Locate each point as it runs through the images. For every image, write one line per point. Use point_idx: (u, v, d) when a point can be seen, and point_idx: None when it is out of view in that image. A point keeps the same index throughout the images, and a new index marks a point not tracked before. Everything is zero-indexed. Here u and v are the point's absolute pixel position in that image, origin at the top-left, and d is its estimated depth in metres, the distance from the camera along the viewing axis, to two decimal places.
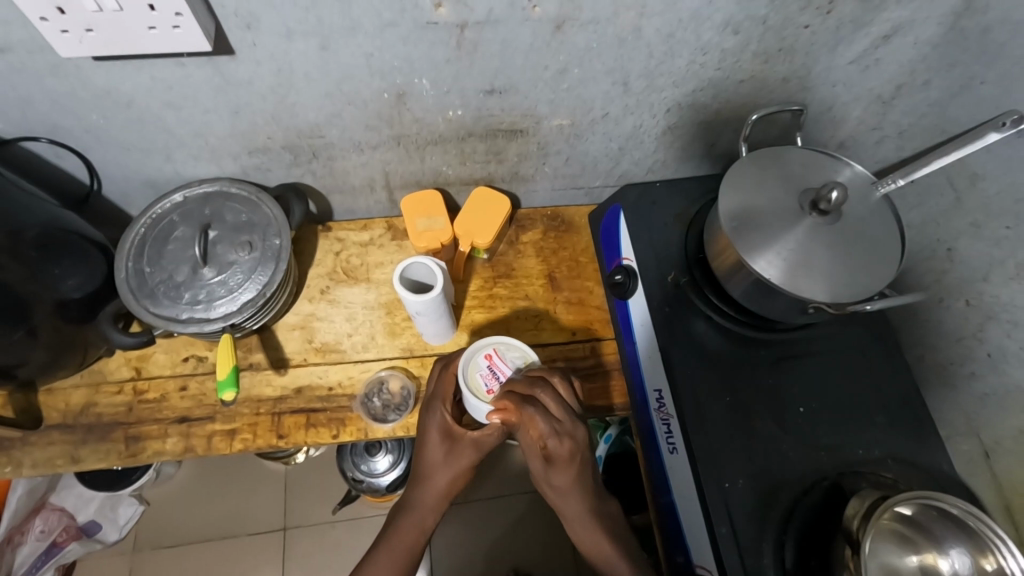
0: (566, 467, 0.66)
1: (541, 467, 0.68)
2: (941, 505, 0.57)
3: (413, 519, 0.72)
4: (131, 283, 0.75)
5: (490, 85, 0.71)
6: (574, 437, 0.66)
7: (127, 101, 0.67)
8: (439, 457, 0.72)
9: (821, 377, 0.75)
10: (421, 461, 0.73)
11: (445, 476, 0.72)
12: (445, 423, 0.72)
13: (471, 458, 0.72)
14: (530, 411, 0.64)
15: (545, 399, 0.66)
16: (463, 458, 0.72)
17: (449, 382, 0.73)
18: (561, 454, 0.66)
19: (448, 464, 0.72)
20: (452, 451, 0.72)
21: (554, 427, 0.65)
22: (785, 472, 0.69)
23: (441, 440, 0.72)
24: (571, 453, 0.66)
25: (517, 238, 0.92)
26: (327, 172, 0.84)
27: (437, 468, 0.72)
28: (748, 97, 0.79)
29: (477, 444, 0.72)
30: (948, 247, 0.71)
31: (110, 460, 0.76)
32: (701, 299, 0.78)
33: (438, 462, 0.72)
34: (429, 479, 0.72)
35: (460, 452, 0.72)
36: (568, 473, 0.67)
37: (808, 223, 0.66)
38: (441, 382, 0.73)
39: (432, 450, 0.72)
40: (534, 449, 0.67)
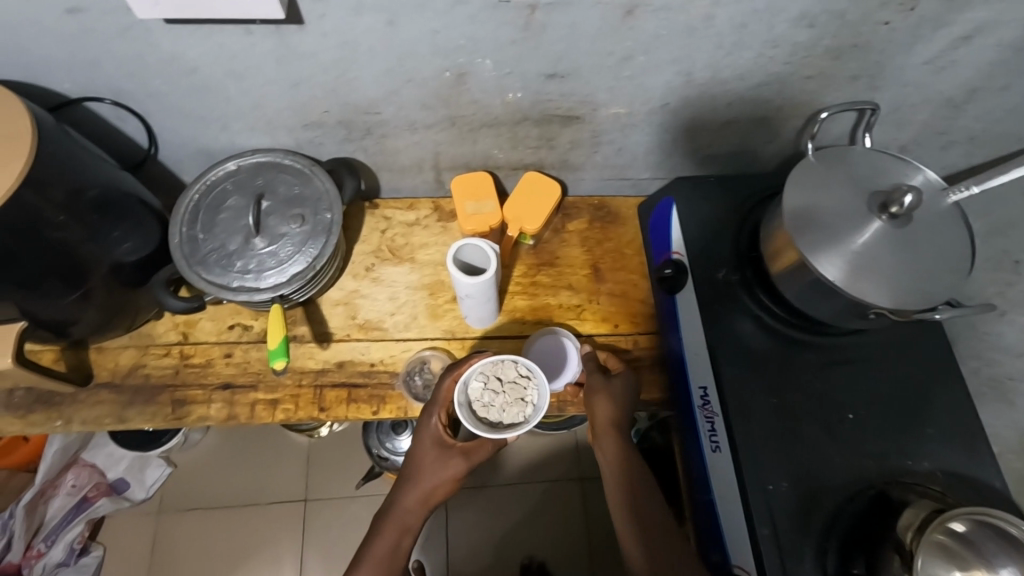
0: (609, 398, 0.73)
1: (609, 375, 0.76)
2: (996, 522, 0.57)
3: (401, 519, 0.72)
4: (184, 249, 0.76)
5: (552, 69, 0.70)
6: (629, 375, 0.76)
7: (192, 68, 0.68)
8: (429, 459, 0.72)
9: (870, 385, 0.73)
10: (410, 464, 0.73)
11: (432, 481, 0.72)
12: (439, 430, 0.73)
13: (459, 472, 0.72)
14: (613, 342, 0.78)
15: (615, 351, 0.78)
16: (451, 467, 0.72)
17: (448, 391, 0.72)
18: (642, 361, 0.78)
19: (437, 470, 0.72)
20: (442, 460, 0.72)
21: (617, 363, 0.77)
22: (830, 478, 0.69)
23: (435, 446, 0.72)
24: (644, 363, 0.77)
25: (562, 227, 0.92)
26: (379, 149, 0.84)
27: (427, 473, 0.72)
28: (813, 94, 0.77)
29: (468, 460, 0.72)
30: (1015, 259, 0.69)
31: (156, 421, 0.78)
32: (750, 298, 0.77)
33: (427, 464, 0.72)
34: (417, 481, 0.72)
35: (452, 461, 0.71)
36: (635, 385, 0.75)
37: (876, 225, 0.64)
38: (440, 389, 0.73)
39: (424, 453, 0.72)
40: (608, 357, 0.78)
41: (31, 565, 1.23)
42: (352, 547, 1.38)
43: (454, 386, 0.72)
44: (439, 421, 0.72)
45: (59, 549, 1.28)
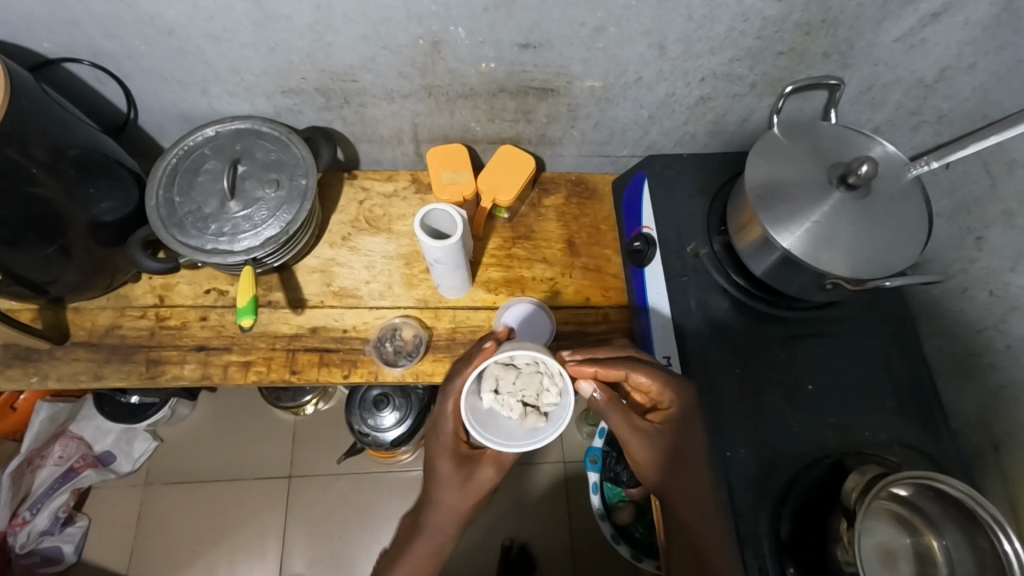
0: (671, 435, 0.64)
1: (644, 446, 0.63)
2: (941, 486, 0.57)
3: (430, 543, 0.72)
4: (161, 212, 0.77)
5: (525, 38, 0.71)
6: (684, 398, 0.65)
7: (169, 29, 0.69)
8: (454, 485, 0.69)
9: (833, 359, 0.74)
10: (432, 484, 0.70)
11: (460, 498, 0.69)
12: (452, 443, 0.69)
13: (492, 480, 0.68)
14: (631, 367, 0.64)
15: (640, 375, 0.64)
16: (477, 480, 0.68)
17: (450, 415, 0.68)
18: (683, 402, 0.64)
19: (464, 491, 0.69)
20: (469, 477, 0.69)
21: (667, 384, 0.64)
22: (788, 448, 0.70)
23: (457, 465, 0.69)
24: (688, 412, 0.64)
25: (539, 202, 0.93)
26: (358, 118, 0.85)
27: (451, 495, 0.69)
28: (786, 71, 0.77)
29: (497, 464, 0.68)
30: (977, 235, 0.70)
31: (131, 380, 0.79)
32: (720, 273, 0.78)
33: (450, 484, 0.69)
34: (440, 504, 0.70)
35: (479, 480, 0.68)
36: (685, 448, 0.64)
37: (836, 197, 0.65)
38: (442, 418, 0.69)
39: (446, 474, 0.69)
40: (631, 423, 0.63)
41: (15, 534, 1.24)
42: (333, 523, 1.40)
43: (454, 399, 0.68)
44: (453, 437, 0.69)
45: (44, 517, 1.29)
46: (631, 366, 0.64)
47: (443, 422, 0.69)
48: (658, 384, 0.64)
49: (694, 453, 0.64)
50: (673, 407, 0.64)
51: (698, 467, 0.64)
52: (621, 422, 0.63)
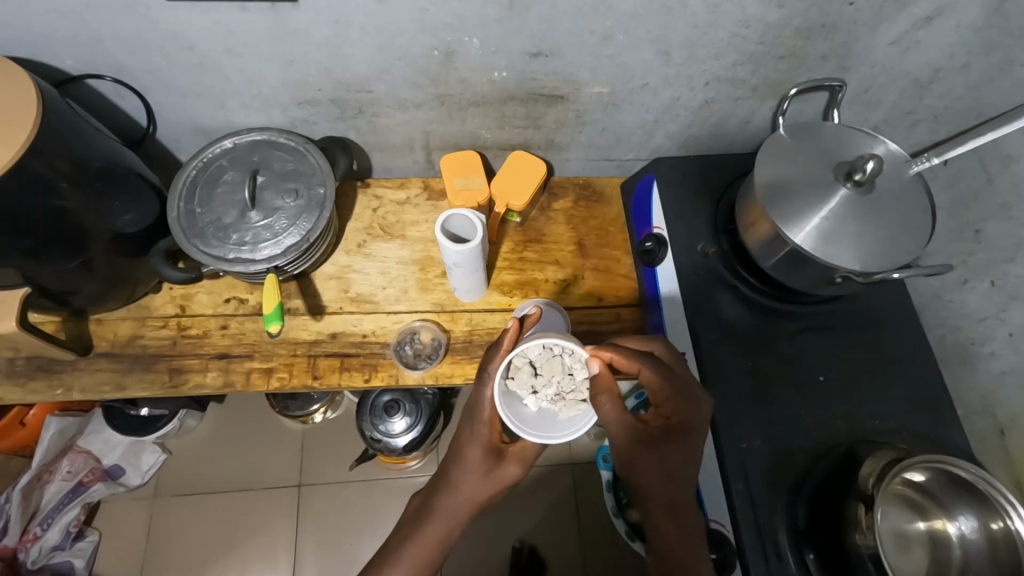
0: (670, 444, 0.63)
1: (638, 446, 0.63)
2: (949, 468, 0.59)
3: (440, 527, 0.74)
4: (182, 222, 0.78)
5: (536, 47, 0.73)
6: (692, 407, 0.65)
7: (189, 44, 0.70)
8: (479, 475, 0.71)
9: (841, 351, 0.77)
10: (456, 471, 0.73)
11: (481, 491, 0.72)
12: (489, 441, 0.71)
13: (514, 475, 0.72)
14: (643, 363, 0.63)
15: (648, 373, 0.63)
16: (502, 475, 0.71)
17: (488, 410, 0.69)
18: (685, 404, 0.65)
19: (488, 481, 0.72)
20: (493, 470, 0.71)
21: (676, 391, 0.64)
22: (802, 439, 0.72)
23: (485, 456, 0.71)
24: (686, 415, 0.64)
25: (548, 206, 0.95)
26: (371, 128, 0.87)
27: (472, 485, 0.72)
28: (787, 74, 0.80)
29: (522, 462, 0.72)
30: (976, 228, 0.73)
31: (154, 389, 0.80)
32: (729, 270, 0.81)
33: (476, 476, 0.71)
34: (462, 489, 0.72)
35: (503, 474, 0.71)
36: (678, 449, 0.64)
37: (843, 194, 0.67)
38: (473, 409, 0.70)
39: (471, 465, 0.71)
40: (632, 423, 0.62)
41: (26, 549, 1.25)
42: (345, 530, 1.41)
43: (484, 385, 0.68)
44: (488, 428, 0.70)
45: (55, 532, 1.29)
46: (645, 362, 0.63)
47: (478, 411, 0.69)
48: (665, 385, 0.64)
49: (686, 455, 0.64)
50: (674, 407, 0.64)
51: (685, 470, 0.64)
52: (623, 421, 0.61)
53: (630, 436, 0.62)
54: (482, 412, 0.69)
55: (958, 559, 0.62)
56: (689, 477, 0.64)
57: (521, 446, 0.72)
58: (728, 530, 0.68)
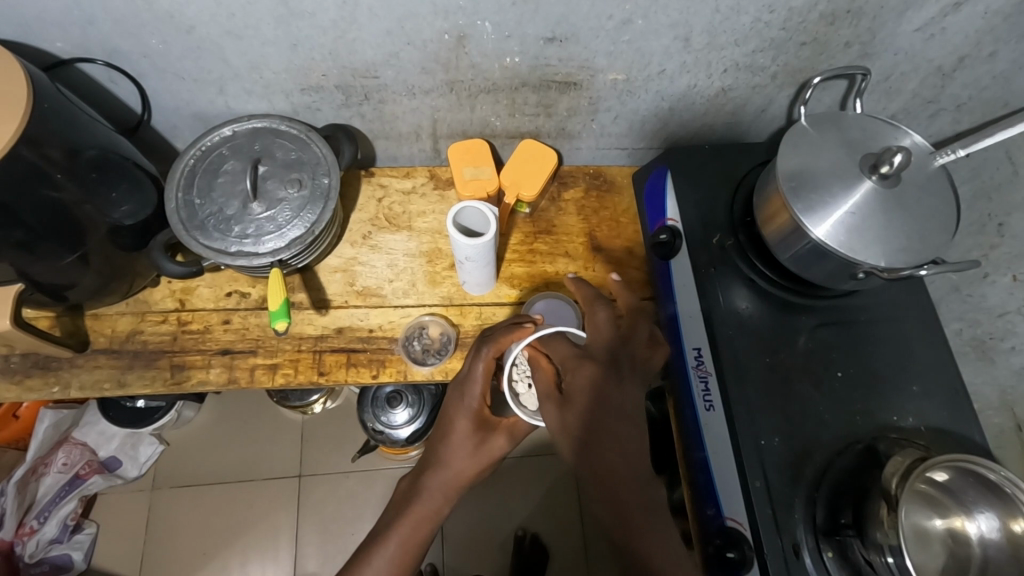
0: (572, 405, 0.63)
1: (550, 410, 0.65)
2: (977, 469, 0.59)
3: (428, 506, 0.73)
4: (182, 214, 0.75)
5: (551, 32, 0.70)
6: (588, 372, 0.65)
7: (190, 27, 0.67)
8: (468, 449, 0.72)
9: (859, 346, 0.75)
10: (444, 447, 0.73)
11: (471, 465, 0.72)
12: (477, 409, 0.72)
13: (502, 448, 0.73)
14: (552, 338, 0.70)
15: (558, 342, 0.69)
16: (491, 448, 0.73)
17: (480, 381, 0.71)
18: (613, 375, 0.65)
19: (476, 455, 0.72)
20: (482, 443, 0.73)
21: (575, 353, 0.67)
22: (820, 436, 0.71)
23: (473, 429, 0.73)
24: (610, 382, 0.64)
25: (558, 195, 0.92)
26: (377, 115, 0.84)
27: (461, 461, 0.72)
28: (807, 61, 0.78)
29: (510, 434, 0.74)
30: (999, 221, 0.72)
31: (155, 386, 0.78)
32: (744, 263, 0.79)
33: (466, 449, 0.72)
34: (449, 467, 0.73)
35: (491, 447, 0.73)
36: (592, 414, 0.62)
37: (868, 185, 0.65)
38: (470, 383, 0.72)
39: (462, 436, 0.72)
40: (547, 389, 0.66)
41: (24, 543, 1.22)
42: (345, 521, 1.40)
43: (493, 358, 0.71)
44: (479, 401, 0.72)
45: (53, 525, 1.27)
46: (558, 339, 0.69)
47: (471, 386, 0.72)
48: (575, 351, 0.67)
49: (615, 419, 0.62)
50: (589, 372, 0.65)
51: (617, 434, 0.62)
52: (540, 386, 0.67)
53: (544, 401, 0.66)
54: (471, 388, 0.72)
55: (978, 557, 0.62)
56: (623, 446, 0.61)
57: (511, 420, 0.74)
58: (745, 527, 0.67)
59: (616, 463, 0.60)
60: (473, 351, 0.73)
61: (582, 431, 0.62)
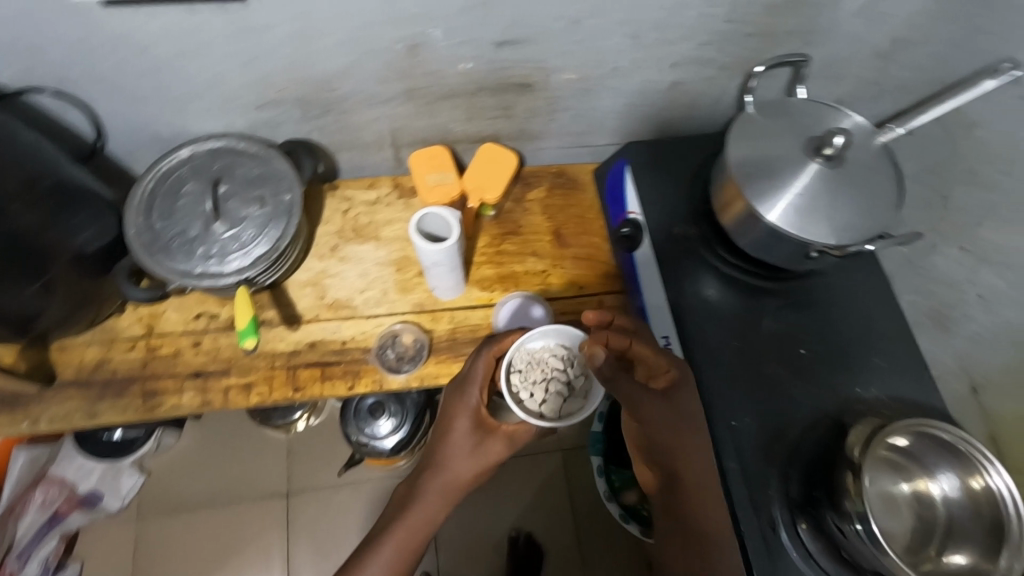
0: (678, 410, 0.66)
1: (655, 408, 0.65)
2: (931, 430, 0.62)
3: (424, 511, 0.73)
4: (143, 239, 0.75)
5: (503, 36, 0.71)
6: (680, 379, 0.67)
7: (141, 50, 0.67)
8: (466, 450, 0.74)
9: (822, 323, 0.78)
10: (442, 448, 0.74)
11: (467, 467, 0.73)
12: (477, 409, 0.73)
13: (499, 453, 0.74)
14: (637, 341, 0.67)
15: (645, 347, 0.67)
16: (489, 452, 0.74)
17: (484, 368, 0.73)
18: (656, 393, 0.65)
19: (474, 456, 0.73)
20: (480, 445, 0.74)
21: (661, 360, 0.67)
22: (788, 412, 0.73)
23: (471, 430, 0.74)
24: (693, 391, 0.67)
25: (523, 196, 0.93)
26: (337, 127, 0.84)
27: (458, 463, 0.73)
28: (753, 52, 0.80)
29: (508, 439, 0.74)
30: (943, 194, 0.75)
31: (128, 414, 0.77)
32: (706, 250, 0.81)
33: (462, 449, 0.74)
34: (445, 470, 0.74)
35: (489, 449, 0.74)
36: (688, 419, 0.65)
37: (815, 167, 0.68)
38: (473, 386, 0.73)
39: (461, 437, 0.74)
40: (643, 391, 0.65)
41: None
42: (336, 537, 1.39)
43: (491, 360, 0.73)
44: (478, 402, 0.73)
45: (34, 565, 1.26)
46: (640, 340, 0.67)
47: (472, 385, 0.73)
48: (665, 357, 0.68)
49: (672, 433, 0.65)
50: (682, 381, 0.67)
51: (681, 450, 0.65)
52: (628, 388, 0.65)
53: (647, 402, 0.65)
54: (470, 389, 0.73)
55: (942, 517, 0.64)
56: (689, 457, 0.65)
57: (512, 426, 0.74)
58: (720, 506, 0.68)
59: (703, 471, 0.65)
60: (478, 350, 0.75)
61: (689, 436, 0.65)
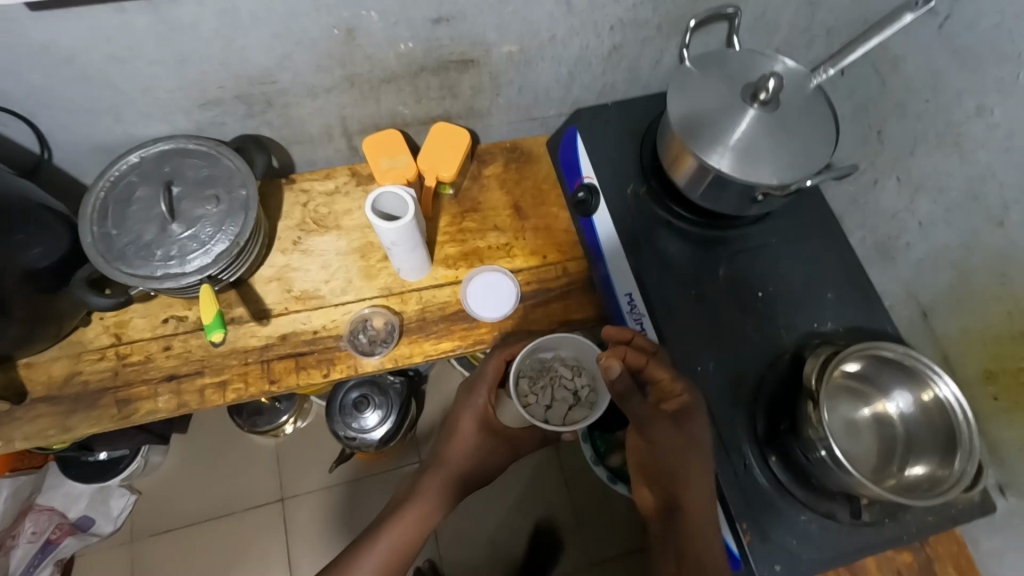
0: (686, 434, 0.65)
1: (662, 430, 0.64)
2: (877, 352, 0.65)
3: (424, 507, 0.80)
4: (100, 247, 0.74)
5: (437, 12, 0.72)
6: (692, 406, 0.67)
7: (73, 58, 0.66)
8: (468, 446, 0.84)
9: (776, 265, 0.81)
10: (449, 447, 0.84)
11: (467, 462, 0.84)
12: (483, 414, 0.83)
13: (498, 456, 0.85)
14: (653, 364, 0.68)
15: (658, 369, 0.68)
16: (488, 451, 0.84)
17: (495, 373, 0.80)
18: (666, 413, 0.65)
19: (474, 454, 0.84)
20: (482, 444, 0.84)
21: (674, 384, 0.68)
22: (750, 352, 0.76)
23: (476, 430, 0.84)
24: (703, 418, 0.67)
25: (480, 173, 0.95)
26: (285, 120, 0.84)
27: (459, 459, 0.83)
28: (686, 9, 0.82)
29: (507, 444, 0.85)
30: (877, 131, 0.78)
31: (104, 424, 0.77)
32: (659, 206, 0.83)
33: (466, 448, 0.84)
34: (450, 464, 0.83)
35: (489, 447, 0.84)
36: (696, 443, 0.65)
37: (752, 113, 0.70)
38: (482, 391, 0.83)
39: (466, 435, 0.84)
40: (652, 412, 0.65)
41: None
42: (334, 533, 1.40)
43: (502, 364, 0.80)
44: (483, 405, 0.83)
45: None
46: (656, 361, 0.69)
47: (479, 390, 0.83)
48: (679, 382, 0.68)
49: (675, 457, 0.64)
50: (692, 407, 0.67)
51: (679, 472, 0.64)
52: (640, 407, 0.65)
53: (652, 424, 0.64)
54: (478, 394, 0.83)
55: (902, 434, 0.67)
56: (688, 479, 0.64)
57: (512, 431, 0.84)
58: None
59: (702, 498, 0.64)
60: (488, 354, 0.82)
61: (693, 462, 0.64)
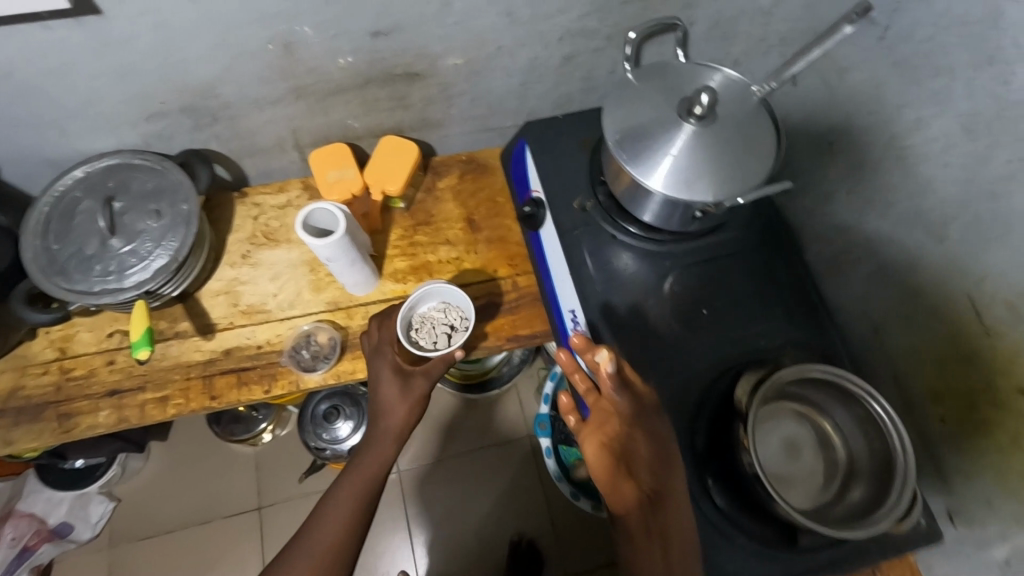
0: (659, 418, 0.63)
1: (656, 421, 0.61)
2: (809, 373, 0.63)
3: (373, 459, 0.73)
4: (40, 262, 0.75)
5: (375, 26, 0.72)
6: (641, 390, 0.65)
7: (8, 74, 0.67)
8: (394, 392, 0.73)
9: (724, 281, 0.78)
10: (376, 399, 0.74)
11: (400, 411, 0.73)
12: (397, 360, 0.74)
13: (423, 386, 0.73)
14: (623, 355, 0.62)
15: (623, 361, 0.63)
16: (414, 390, 0.73)
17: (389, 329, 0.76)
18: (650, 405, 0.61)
19: (404, 398, 0.73)
20: (404, 385, 0.73)
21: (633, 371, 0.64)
22: (693, 371, 0.73)
23: (394, 375, 0.73)
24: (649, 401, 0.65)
25: (434, 185, 0.94)
26: (233, 133, 0.84)
27: (392, 407, 0.73)
28: (635, 19, 0.80)
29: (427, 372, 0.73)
30: (829, 142, 0.76)
31: (44, 438, 0.77)
32: (608, 220, 0.80)
33: (392, 396, 0.73)
34: (383, 417, 0.73)
35: (415, 385, 0.73)
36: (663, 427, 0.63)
37: (688, 129, 0.68)
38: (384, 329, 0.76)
39: (386, 380, 0.73)
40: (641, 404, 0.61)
41: None
42: None
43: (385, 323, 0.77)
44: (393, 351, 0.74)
45: None
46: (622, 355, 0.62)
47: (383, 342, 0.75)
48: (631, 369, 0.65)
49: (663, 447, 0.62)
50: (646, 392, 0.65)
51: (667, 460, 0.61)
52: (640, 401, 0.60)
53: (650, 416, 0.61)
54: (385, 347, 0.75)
55: (842, 458, 0.65)
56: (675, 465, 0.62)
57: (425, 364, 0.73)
58: None
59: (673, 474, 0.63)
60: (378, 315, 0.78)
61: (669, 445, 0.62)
